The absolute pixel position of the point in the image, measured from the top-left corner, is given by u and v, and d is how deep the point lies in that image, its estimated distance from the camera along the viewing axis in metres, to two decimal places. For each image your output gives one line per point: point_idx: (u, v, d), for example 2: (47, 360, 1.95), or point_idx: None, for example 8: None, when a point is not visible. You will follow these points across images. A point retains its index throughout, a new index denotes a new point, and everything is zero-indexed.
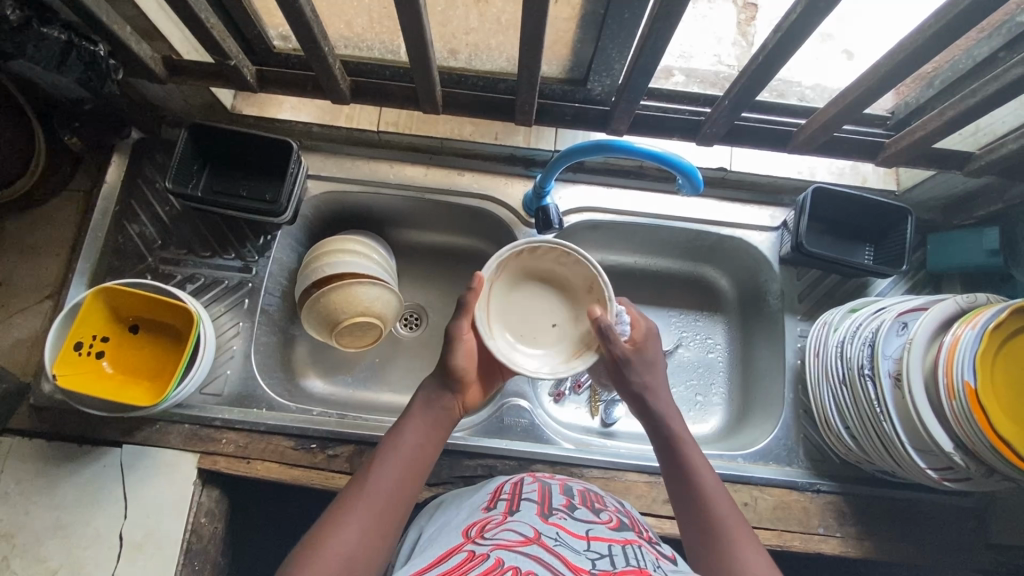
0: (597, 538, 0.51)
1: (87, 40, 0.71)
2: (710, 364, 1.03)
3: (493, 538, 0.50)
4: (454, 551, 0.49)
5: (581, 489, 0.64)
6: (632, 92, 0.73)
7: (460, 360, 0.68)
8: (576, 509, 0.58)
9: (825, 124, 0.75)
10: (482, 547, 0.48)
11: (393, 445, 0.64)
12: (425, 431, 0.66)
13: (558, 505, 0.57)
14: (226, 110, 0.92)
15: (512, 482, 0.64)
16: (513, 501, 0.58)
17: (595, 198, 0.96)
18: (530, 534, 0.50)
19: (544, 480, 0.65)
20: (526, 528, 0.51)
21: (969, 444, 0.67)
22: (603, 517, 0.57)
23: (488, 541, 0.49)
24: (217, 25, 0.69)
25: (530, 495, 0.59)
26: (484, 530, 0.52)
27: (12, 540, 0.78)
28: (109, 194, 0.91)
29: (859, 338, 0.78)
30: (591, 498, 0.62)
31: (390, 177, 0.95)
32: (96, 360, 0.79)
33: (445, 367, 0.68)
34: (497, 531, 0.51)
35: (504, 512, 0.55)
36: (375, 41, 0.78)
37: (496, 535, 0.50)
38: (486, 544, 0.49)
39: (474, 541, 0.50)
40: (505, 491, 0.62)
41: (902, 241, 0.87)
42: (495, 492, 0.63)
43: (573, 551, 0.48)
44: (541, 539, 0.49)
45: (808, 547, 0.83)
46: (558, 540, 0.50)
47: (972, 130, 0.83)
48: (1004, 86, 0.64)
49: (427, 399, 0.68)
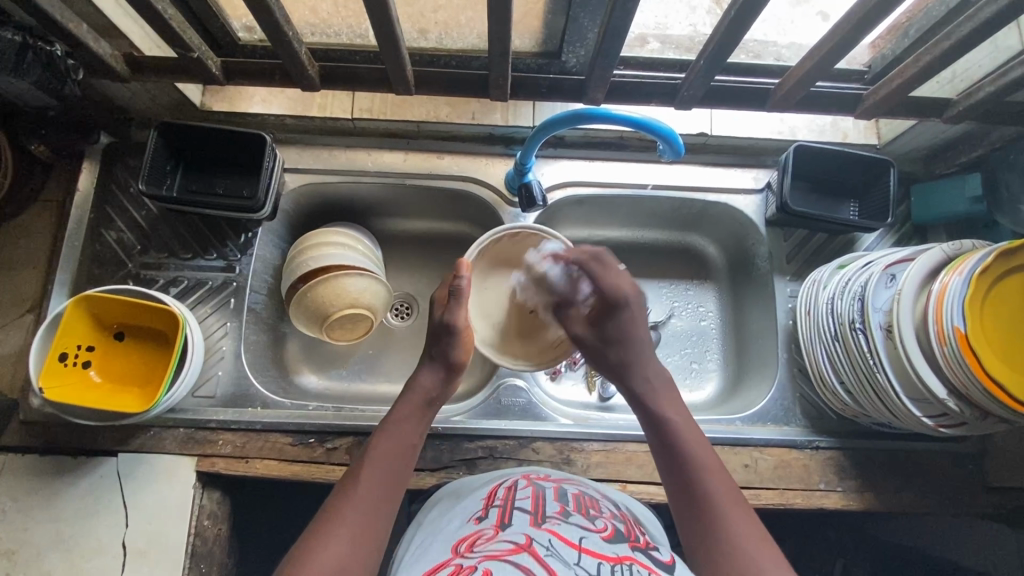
0: (590, 551, 0.50)
1: (42, 40, 0.70)
2: (702, 332, 1.03)
3: (483, 550, 0.50)
4: (441, 567, 0.49)
5: (576, 493, 0.63)
6: (605, 58, 0.71)
7: (461, 355, 0.72)
8: (571, 515, 0.57)
9: (801, 79, 0.74)
10: (470, 560, 0.48)
11: (387, 437, 0.64)
12: (418, 423, 0.67)
13: (552, 512, 0.57)
14: (196, 108, 0.90)
15: (506, 487, 0.64)
16: (506, 509, 0.58)
17: (578, 172, 0.95)
18: (521, 541, 0.50)
19: (538, 483, 0.64)
20: (518, 536, 0.52)
21: (962, 388, 0.67)
22: (599, 525, 0.56)
23: (476, 555, 0.49)
24: (176, 17, 0.67)
25: (522, 504, 0.58)
26: (474, 545, 0.51)
27: (14, 557, 0.77)
28: (83, 202, 0.89)
29: (849, 293, 0.78)
30: (586, 504, 0.61)
31: (368, 165, 0.94)
32: (83, 369, 0.78)
33: (449, 364, 0.71)
34: (488, 543, 0.51)
35: (495, 526, 0.54)
36: (342, 26, 0.77)
37: (486, 547, 0.50)
38: (473, 557, 0.49)
39: (462, 556, 0.50)
40: (498, 497, 0.61)
41: (886, 194, 0.87)
42: (489, 498, 0.62)
43: (565, 564, 0.48)
44: (532, 547, 0.49)
45: (811, 504, 0.84)
46: (550, 549, 0.50)
47: (949, 77, 0.83)
48: (978, 26, 0.64)
49: (420, 388, 0.69)
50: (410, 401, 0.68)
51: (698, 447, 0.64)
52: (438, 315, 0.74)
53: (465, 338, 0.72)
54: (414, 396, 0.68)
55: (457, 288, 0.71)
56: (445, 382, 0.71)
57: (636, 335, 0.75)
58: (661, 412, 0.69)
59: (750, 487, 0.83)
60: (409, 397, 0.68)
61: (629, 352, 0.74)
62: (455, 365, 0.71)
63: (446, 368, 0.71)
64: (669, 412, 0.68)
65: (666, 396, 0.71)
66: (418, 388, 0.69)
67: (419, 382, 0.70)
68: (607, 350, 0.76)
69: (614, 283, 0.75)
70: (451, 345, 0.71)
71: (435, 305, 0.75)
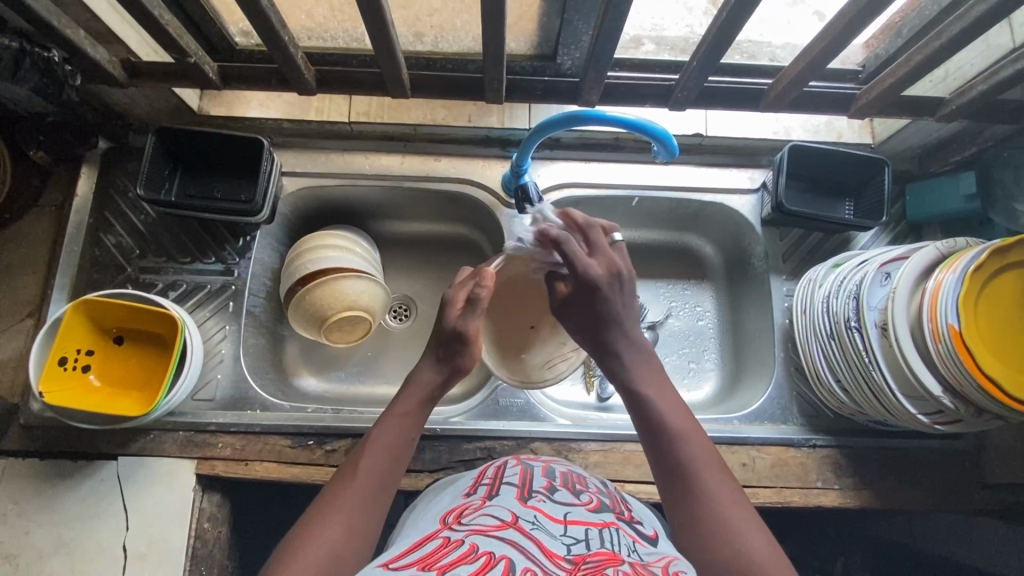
0: (575, 522, 0.51)
1: (40, 46, 0.70)
2: (700, 332, 1.03)
3: (470, 523, 0.50)
4: (429, 538, 0.49)
5: (564, 471, 0.63)
6: (599, 60, 0.72)
7: (469, 361, 0.69)
8: (557, 491, 0.57)
9: (794, 79, 0.74)
10: (458, 533, 0.48)
11: (385, 431, 0.63)
12: (418, 416, 0.66)
13: (539, 487, 0.57)
14: (194, 113, 0.91)
15: (496, 466, 0.64)
16: (494, 485, 0.58)
17: (575, 173, 0.96)
18: (507, 518, 0.50)
19: (526, 462, 0.64)
20: (503, 512, 0.51)
21: (956, 384, 0.68)
22: (584, 499, 0.57)
23: (463, 528, 0.49)
24: (172, 22, 0.67)
25: (511, 479, 0.59)
26: (461, 517, 0.52)
27: (15, 561, 0.77)
28: (82, 207, 0.89)
29: (844, 292, 0.79)
30: (573, 480, 0.61)
31: (365, 168, 0.95)
32: (83, 373, 0.78)
33: (456, 367, 0.69)
34: (474, 517, 0.51)
35: (483, 498, 0.55)
36: (338, 30, 0.78)
37: (472, 521, 0.50)
38: (461, 531, 0.49)
39: (450, 527, 0.50)
40: (487, 475, 0.62)
41: (881, 193, 0.88)
42: (478, 477, 0.63)
43: (550, 536, 0.48)
44: (518, 523, 0.49)
45: (808, 501, 0.84)
46: (536, 523, 0.50)
47: (942, 76, 0.83)
48: (968, 26, 0.65)
49: (422, 382, 0.67)
50: (412, 395, 0.66)
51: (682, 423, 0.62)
52: (449, 318, 0.69)
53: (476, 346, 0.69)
54: (415, 390, 0.67)
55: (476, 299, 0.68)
56: (447, 379, 0.69)
57: (616, 313, 0.67)
58: (638, 382, 0.66)
59: (747, 486, 0.84)
60: (410, 391, 0.67)
61: (611, 330, 0.67)
62: (461, 368, 0.69)
63: (452, 370, 0.68)
64: (647, 382, 0.66)
65: (644, 364, 0.67)
66: (419, 383, 0.67)
67: (420, 376, 0.68)
68: (589, 332, 0.69)
69: (584, 265, 0.67)
70: (462, 352, 0.68)
71: (448, 307, 0.69)
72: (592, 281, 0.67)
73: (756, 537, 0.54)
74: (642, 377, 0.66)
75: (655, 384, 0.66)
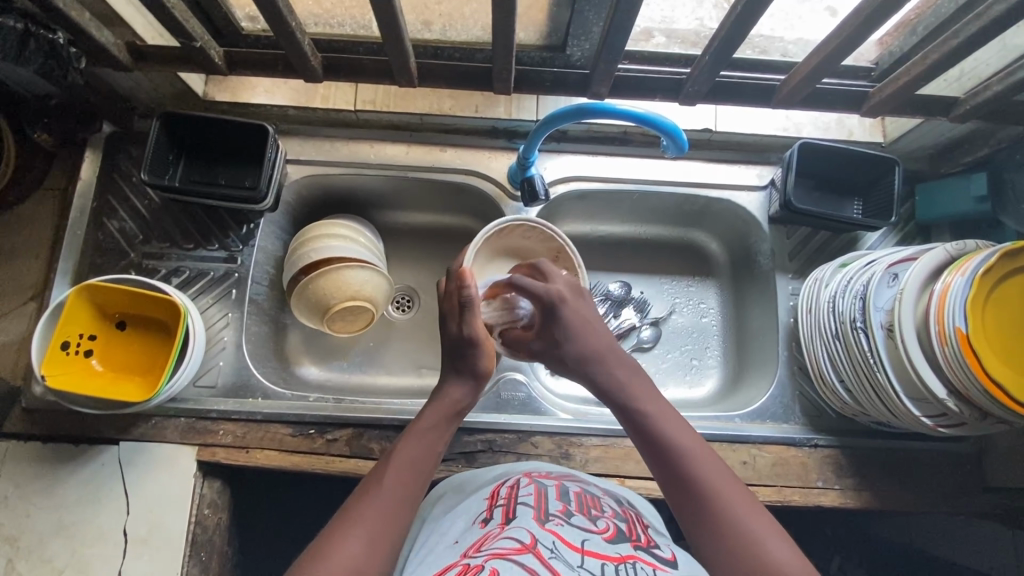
0: (592, 552, 0.50)
1: (45, 28, 0.69)
2: (703, 328, 1.03)
3: (490, 548, 0.50)
4: (449, 567, 0.50)
5: (577, 491, 0.63)
6: (610, 51, 0.70)
7: (487, 365, 0.68)
8: (574, 515, 0.57)
9: (806, 76, 0.74)
10: (478, 559, 0.49)
11: (411, 446, 0.63)
12: (443, 432, 0.65)
13: (555, 510, 0.57)
14: (199, 98, 0.90)
15: (508, 485, 0.63)
16: (510, 507, 0.58)
17: (581, 167, 0.95)
18: (527, 541, 0.50)
19: (540, 481, 0.64)
20: (523, 535, 0.51)
21: (961, 387, 0.67)
22: (600, 526, 0.56)
23: (482, 553, 0.49)
24: (179, 5, 0.66)
25: (526, 500, 0.59)
26: (481, 544, 0.52)
27: (16, 543, 0.78)
28: (86, 191, 0.89)
29: (850, 292, 0.78)
30: (588, 503, 0.61)
31: (371, 157, 0.94)
32: (85, 358, 0.78)
33: (478, 374, 0.68)
34: (493, 542, 0.51)
35: (501, 522, 0.55)
36: (345, 16, 0.77)
37: (491, 546, 0.50)
38: (480, 556, 0.49)
39: (469, 555, 0.50)
40: (501, 496, 0.61)
41: (891, 192, 0.87)
42: (492, 498, 0.62)
43: (568, 566, 0.48)
44: (537, 548, 0.49)
45: (808, 501, 0.84)
46: (554, 551, 0.49)
47: (957, 75, 0.82)
48: (987, 24, 0.64)
49: (448, 398, 0.67)
50: (439, 409, 0.66)
51: (680, 431, 0.62)
52: (452, 328, 0.67)
53: (487, 348, 0.68)
54: (442, 405, 0.66)
55: (465, 299, 0.66)
56: (474, 391, 0.69)
57: (582, 325, 0.69)
58: (630, 398, 0.65)
59: (747, 484, 0.84)
60: (439, 406, 0.66)
61: (585, 345, 0.68)
62: (483, 374, 0.68)
63: (475, 378, 0.68)
64: (640, 397, 0.65)
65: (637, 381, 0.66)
66: (444, 399, 0.67)
67: (446, 393, 0.67)
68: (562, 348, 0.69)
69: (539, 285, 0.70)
70: (475, 356, 0.67)
71: (449, 318, 0.68)
72: (549, 297, 0.69)
73: (775, 540, 0.53)
74: (634, 392, 0.66)
75: (646, 397, 0.65)
